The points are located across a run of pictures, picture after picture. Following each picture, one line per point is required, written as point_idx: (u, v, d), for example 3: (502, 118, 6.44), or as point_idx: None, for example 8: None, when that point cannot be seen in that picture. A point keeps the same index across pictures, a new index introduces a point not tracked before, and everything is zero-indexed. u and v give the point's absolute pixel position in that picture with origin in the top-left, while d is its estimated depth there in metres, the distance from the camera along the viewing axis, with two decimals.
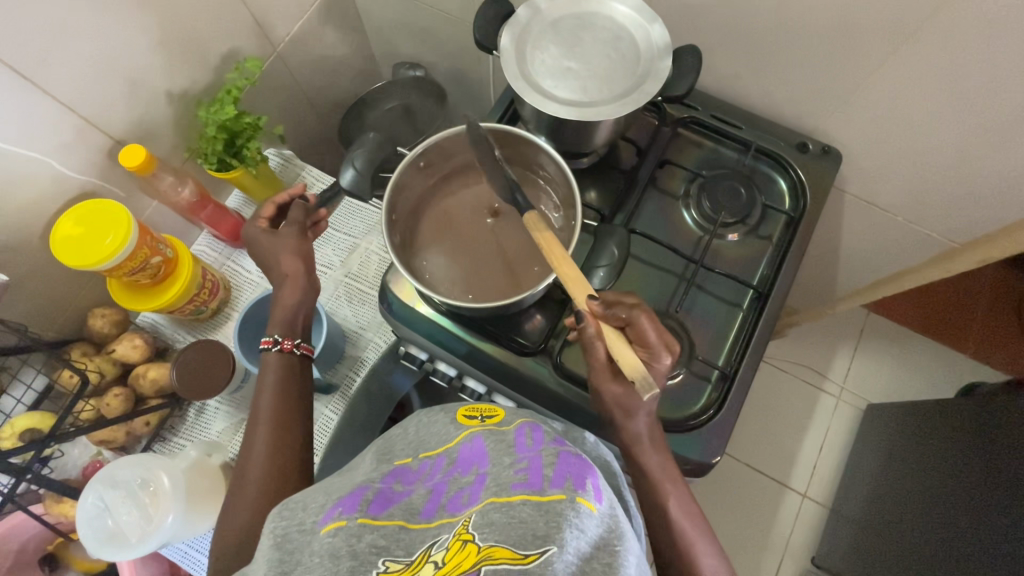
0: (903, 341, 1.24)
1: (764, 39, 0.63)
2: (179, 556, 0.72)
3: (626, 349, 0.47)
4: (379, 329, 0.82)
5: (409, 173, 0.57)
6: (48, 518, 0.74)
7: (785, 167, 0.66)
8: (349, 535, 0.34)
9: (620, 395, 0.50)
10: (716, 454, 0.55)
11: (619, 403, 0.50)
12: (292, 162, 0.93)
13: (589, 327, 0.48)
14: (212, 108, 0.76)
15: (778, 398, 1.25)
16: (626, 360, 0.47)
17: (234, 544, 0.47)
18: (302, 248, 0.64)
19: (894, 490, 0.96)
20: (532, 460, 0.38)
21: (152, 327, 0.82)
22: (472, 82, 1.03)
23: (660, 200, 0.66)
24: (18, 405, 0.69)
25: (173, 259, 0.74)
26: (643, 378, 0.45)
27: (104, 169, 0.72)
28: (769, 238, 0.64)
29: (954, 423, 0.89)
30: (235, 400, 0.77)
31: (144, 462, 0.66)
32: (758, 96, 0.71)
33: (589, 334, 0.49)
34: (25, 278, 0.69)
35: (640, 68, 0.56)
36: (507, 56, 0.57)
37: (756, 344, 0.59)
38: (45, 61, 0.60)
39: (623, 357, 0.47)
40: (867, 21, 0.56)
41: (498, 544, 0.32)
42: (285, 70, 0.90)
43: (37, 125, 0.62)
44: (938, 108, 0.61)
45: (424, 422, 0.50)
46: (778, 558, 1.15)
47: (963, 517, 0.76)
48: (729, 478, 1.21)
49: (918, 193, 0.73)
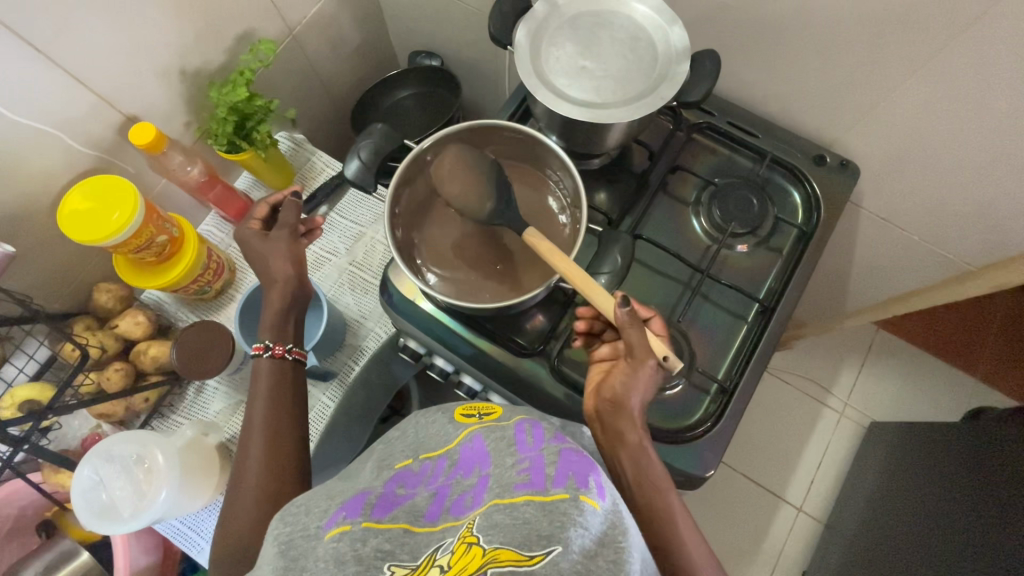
0: (910, 360, 1.22)
1: (787, 47, 0.62)
2: (171, 532, 0.73)
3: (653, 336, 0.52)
4: (380, 319, 0.82)
5: (414, 167, 0.56)
6: (46, 486, 0.75)
7: (800, 179, 0.65)
8: (353, 539, 0.34)
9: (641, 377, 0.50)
10: (710, 467, 0.55)
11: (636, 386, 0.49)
12: (303, 147, 0.92)
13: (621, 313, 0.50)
14: (224, 89, 0.75)
15: (780, 410, 1.24)
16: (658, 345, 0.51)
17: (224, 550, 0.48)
18: (291, 249, 0.64)
19: (893, 510, 0.95)
20: (534, 460, 0.37)
21: (156, 305, 0.82)
22: (488, 75, 1.02)
23: (670, 206, 0.65)
24: (20, 375, 0.70)
25: (179, 238, 0.74)
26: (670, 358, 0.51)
27: (115, 144, 0.72)
28: (780, 250, 0.63)
29: (959, 447, 0.87)
30: (234, 380, 0.78)
31: (139, 438, 0.66)
32: (776, 105, 0.69)
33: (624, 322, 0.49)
34: (32, 251, 0.69)
35: (656, 70, 0.55)
36: (522, 52, 0.56)
37: (758, 359, 0.58)
38: (57, 33, 0.59)
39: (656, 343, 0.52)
40: (895, 33, 0.54)
41: (503, 546, 0.31)
42: (301, 52, 0.89)
43: (49, 99, 0.62)
44: (962, 129, 0.59)
45: (422, 423, 0.50)
46: (768, 569, 1.14)
47: (961, 543, 0.75)
48: (725, 487, 1.20)
49: (936, 214, 0.71)
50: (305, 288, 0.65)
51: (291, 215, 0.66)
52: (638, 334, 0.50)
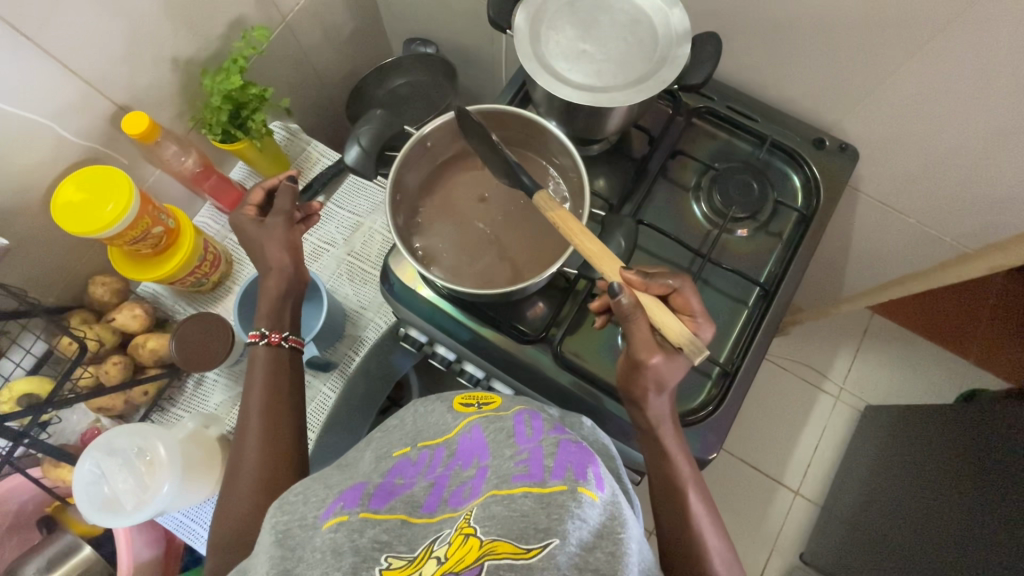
0: (906, 344, 1.23)
1: (787, 30, 0.62)
2: (174, 524, 0.72)
3: (668, 317, 0.47)
4: (380, 309, 0.81)
5: (416, 152, 0.55)
6: (45, 481, 0.74)
7: (800, 163, 0.65)
8: (351, 530, 0.34)
9: (660, 367, 0.47)
10: (713, 450, 0.55)
11: (656, 377, 0.48)
12: (298, 136, 0.91)
13: (624, 300, 0.45)
14: (218, 77, 0.74)
15: (777, 394, 1.25)
16: (670, 327, 0.47)
17: (232, 540, 0.48)
18: (289, 236, 0.63)
19: (890, 492, 0.96)
20: (533, 451, 0.37)
21: (152, 298, 0.81)
22: (483, 62, 1.01)
23: (670, 191, 0.65)
24: (17, 369, 0.69)
25: (174, 229, 0.73)
26: (691, 343, 0.46)
27: (106, 135, 0.70)
28: (780, 234, 0.63)
29: (955, 428, 0.88)
30: (234, 372, 0.77)
31: (140, 431, 0.66)
32: (775, 89, 0.69)
33: (625, 308, 0.46)
34: (26, 244, 0.68)
35: (657, 53, 0.55)
36: (521, 35, 0.55)
37: (759, 342, 0.58)
38: (47, 21, 0.58)
39: (673, 328, 0.46)
40: (896, 15, 0.54)
41: (500, 538, 0.31)
42: (294, 39, 0.88)
43: (38, 88, 0.61)
44: (962, 111, 0.59)
45: (421, 412, 0.50)
46: (766, 551, 1.16)
47: (959, 521, 0.76)
48: (723, 472, 1.21)
49: (934, 197, 0.72)
50: (303, 277, 0.64)
51: (286, 201, 0.65)
52: (640, 328, 0.47)
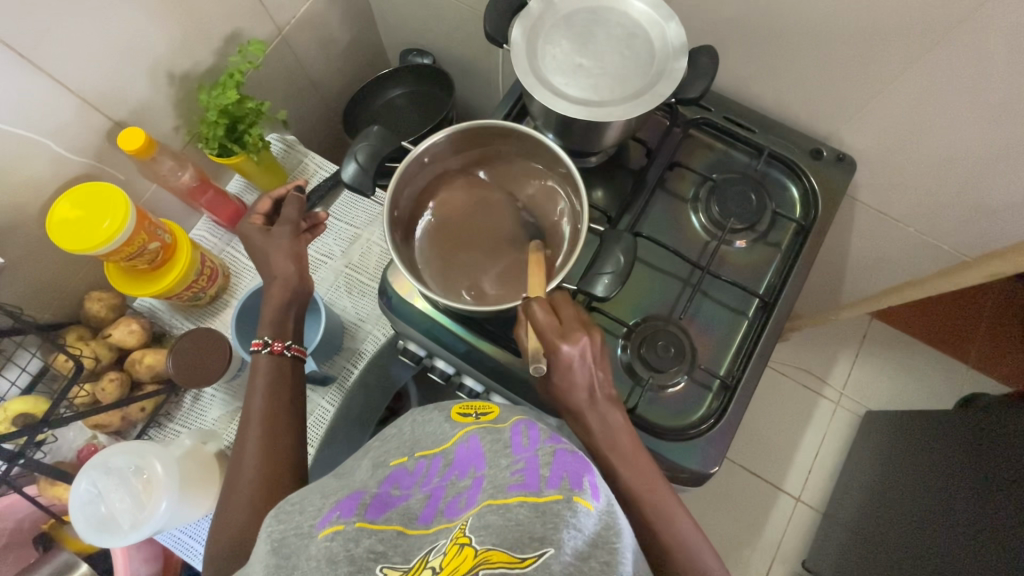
0: (904, 349, 1.23)
1: (782, 43, 0.62)
2: (172, 542, 0.72)
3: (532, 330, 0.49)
4: (378, 321, 0.81)
5: (413, 168, 0.55)
6: (41, 500, 0.74)
7: (798, 174, 0.65)
8: (347, 539, 0.33)
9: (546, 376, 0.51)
10: (715, 464, 0.54)
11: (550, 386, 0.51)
12: (295, 149, 0.91)
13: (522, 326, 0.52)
14: (214, 92, 0.74)
15: (777, 401, 1.25)
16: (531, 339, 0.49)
17: None
18: (294, 247, 0.64)
19: (891, 498, 0.95)
20: (528, 461, 0.36)
21: (149, 312, 0.81)
22: (481, 73, 1.02)
23: (668, 202, 0.65)
24: (13, 388, 0.69)
25: (170, 245, 0.73)
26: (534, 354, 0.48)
27: (102, 150, 0.70)
28: (778, 245, 0.63)
29: (954, 433, 0.88)
30: (232, 387, 0.77)
31: (136, 449, 0.66)
32: (772, 101, 0.69)
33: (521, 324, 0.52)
34: (22, 262, 0.68)
35: (653, 67, 0.55)
36: (517, 50, 0.55)
37: (759, 356, 0.58)
38: (44, 40, 0.58)
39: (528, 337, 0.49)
40: (891, 27, 0.54)
41: (494, 548, 0.30)
42: (290, 52, 0.88)
43: (36, 106, 0.61)
44: (959, 121, 0.59)
45: (418, 421, 0.50)
46: (768, 559, 1.15)
47: (962, 525, 0.75)
48: (724, 480, 1.20)
49: (932, 206, 0.72)
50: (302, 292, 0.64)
51: (294, 211, 0.66)
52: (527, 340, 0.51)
